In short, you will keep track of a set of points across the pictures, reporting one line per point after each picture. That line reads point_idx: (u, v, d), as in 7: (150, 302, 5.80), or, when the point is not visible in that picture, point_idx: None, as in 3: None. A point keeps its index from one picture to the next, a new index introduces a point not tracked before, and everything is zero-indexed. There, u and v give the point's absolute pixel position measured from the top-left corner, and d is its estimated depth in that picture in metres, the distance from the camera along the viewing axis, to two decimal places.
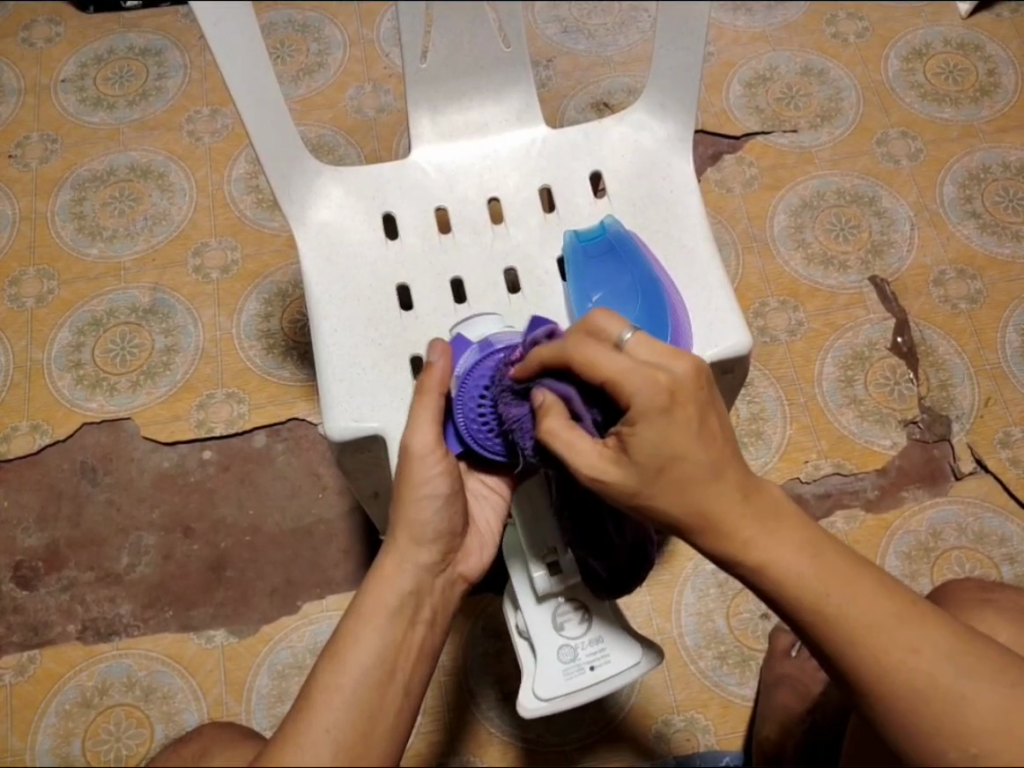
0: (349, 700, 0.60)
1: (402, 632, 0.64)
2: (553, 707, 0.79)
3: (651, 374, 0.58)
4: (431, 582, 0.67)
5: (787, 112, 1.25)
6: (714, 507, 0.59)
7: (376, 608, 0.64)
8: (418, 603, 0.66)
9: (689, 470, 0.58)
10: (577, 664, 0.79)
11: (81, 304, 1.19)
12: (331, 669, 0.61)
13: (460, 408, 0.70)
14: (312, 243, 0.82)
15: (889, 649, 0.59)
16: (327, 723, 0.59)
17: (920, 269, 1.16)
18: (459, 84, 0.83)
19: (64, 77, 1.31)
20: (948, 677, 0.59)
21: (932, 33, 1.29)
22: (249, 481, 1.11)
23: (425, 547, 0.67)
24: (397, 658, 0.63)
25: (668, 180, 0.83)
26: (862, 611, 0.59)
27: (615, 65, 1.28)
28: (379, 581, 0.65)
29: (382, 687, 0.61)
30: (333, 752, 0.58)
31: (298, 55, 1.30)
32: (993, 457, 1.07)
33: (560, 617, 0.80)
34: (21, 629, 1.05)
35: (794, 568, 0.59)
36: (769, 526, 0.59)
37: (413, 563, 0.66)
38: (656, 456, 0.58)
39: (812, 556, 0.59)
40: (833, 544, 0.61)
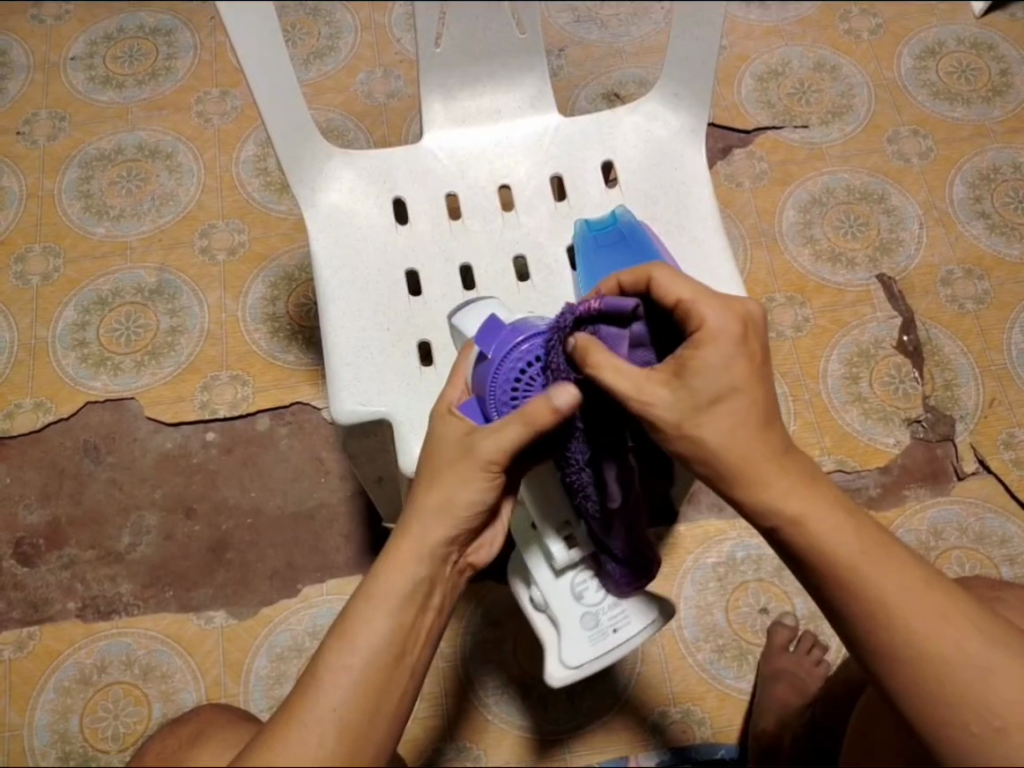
0: (348, 679, 0.59)
1: (413, 617, 0.62)
2: (582, 674, 0.78)
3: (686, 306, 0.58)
4: (445, 568, 0.65)
5: (798, 107, 1.24)
6: (751, 449, 0.57)
7: (388, 590, 0.62)
8: (430, 589, 0.63)
9: (726, 406, 0.57)
10: (601, 629, 0.78)
11: (87, 283, 1.18)
12: (337, 650, 0.60)
13: (492, 397, 0.66)
14: (321, 225, 0.82)
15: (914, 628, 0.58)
16: (333, 704, 0.58)
17: (927, 268, 1.16)
18: (473, 70, 0.83)
19: (73, 55, 1.30)
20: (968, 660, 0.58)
21: (947, 31, 1.29)
22: (252, 464, 1.11)
23: (443, 532, 0.64)
24: (405, 642, 0.61)
25: (681, 171, 0.83)
26: (892, 586, 0.57)
27: (627, 56, 1.27)
28: (393, 564, 0.63)
29: (387, 671, 0.60)
30: (334, 734, 0.57)
31: (310, 38, 1.30)
32: (996, 458, 1.08)
33: (579, 584, 0.79)
34: (21, 605, 1.05)
35: (831, 537, 0.58)
36: (803, 475, 0.58)
37: (430, 548, 0.63)
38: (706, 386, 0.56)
39: (850, 527, 0.58)
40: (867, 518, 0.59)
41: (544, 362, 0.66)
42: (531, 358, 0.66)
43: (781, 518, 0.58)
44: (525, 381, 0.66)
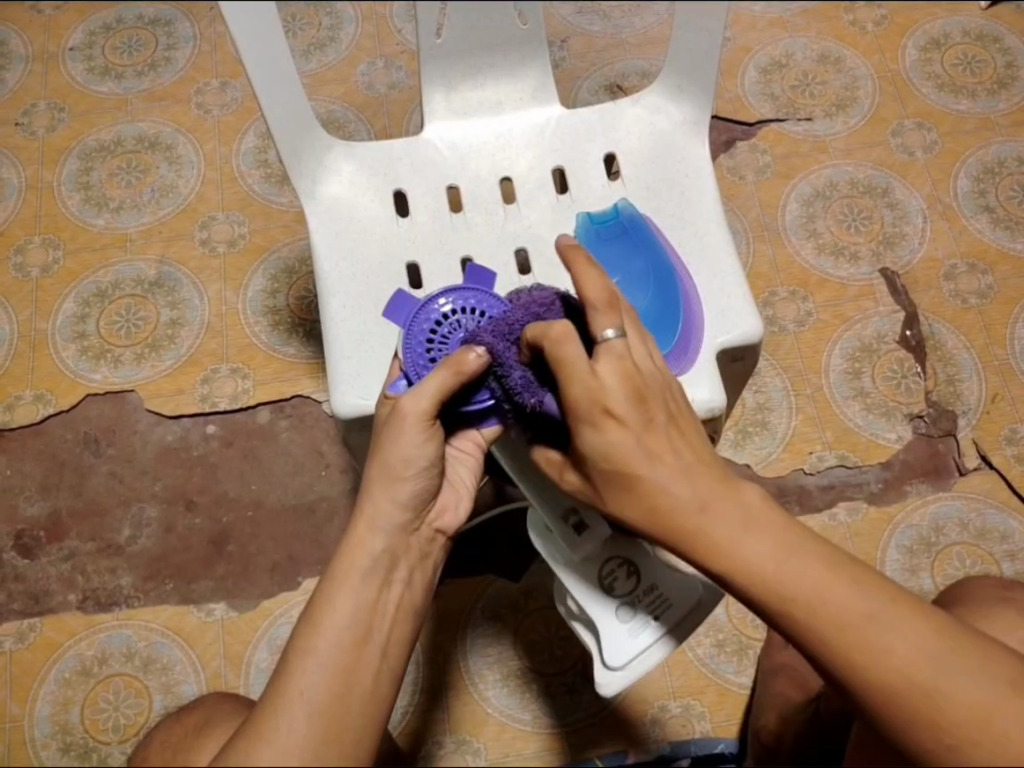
0: (327, 661, 0.58)
1: (376, 593, 0.62)
2: (631, 674, 0.74)
3: (589, 383, 0.59)
4: (406, 540, 0.66)
5: (802, 100, 1.24)
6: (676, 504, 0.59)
7: (348, 569, 0.63)
8: (392, 563, 0.64)
9: (637, 471, 0.59)
10: (639, 621, 0.74)
11: (87, 275, 1.18)
12: (305, 635, 0.60)
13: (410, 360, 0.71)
14: (322, 218, 0.81)
15: (859, 643, 0.55)
16: (302, 686, 0.57)
17: (931, 263, 1.15)
18: (474, 61, 0.82)
19: (72, 46, 1.30)
20: (924, 672, 0.54)
21: (952, 23, 1.28)
22: (252, 457, 1.10)
23: (402, 509, 0.65)
24: (372, 619, 0.61)
25: (683, 164, 0.83)
26: (830, 604, 0.55)
27: (630, 48, 1.26)
28: (351, 545, 0.64)
29: (359, 647, 0.60)
30: (309, 714, 0.56)
31: (310, 28, 1.29)
32: (998, 454, 1.07)
33: (608, 577, 0.75)
34: (22, 597, 1.05)
35: (757, 562, 0.57)
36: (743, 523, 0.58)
37: (386, 524, 0.65)
38: (599, 457, 0.60)
39: (802, 562, 0.57)
40: (799, 535, 0.58)
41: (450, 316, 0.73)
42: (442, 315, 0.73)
43: (719, 562, 0.58)
44: (437, 337, 0.72)
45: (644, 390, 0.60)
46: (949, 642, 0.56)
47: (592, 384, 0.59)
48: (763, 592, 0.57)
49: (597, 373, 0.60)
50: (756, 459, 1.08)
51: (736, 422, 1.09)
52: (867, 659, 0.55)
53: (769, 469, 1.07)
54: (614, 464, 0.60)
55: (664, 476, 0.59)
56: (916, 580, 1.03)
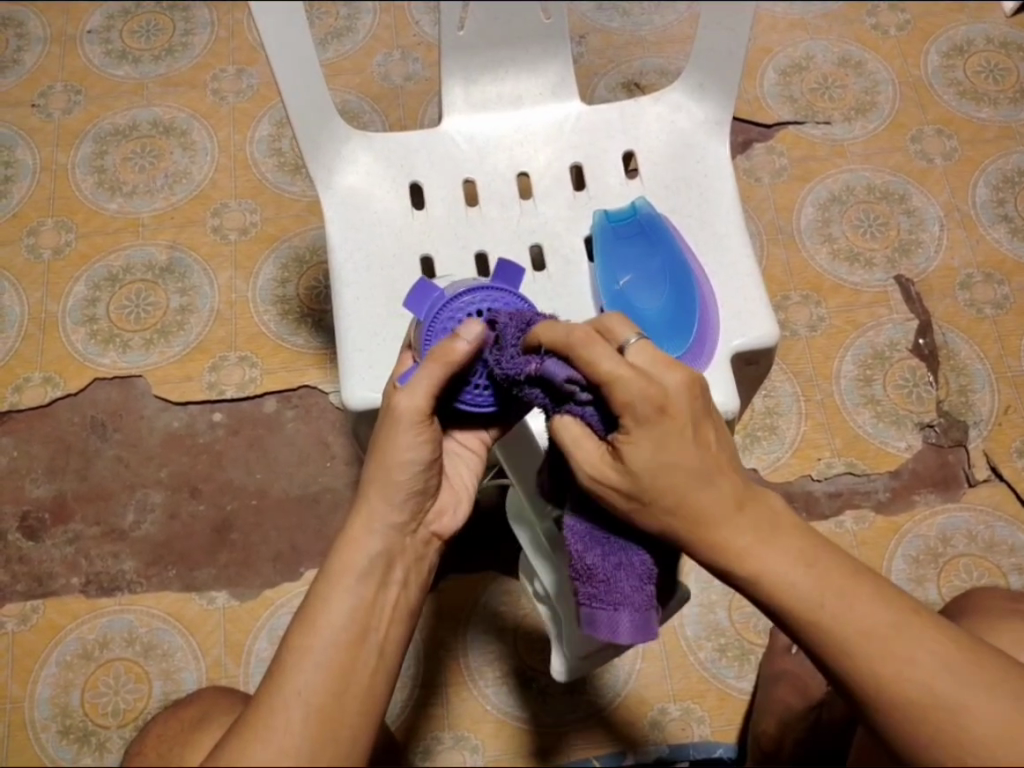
0: (323, 662, 0.58)
1: (373, 592, 0.62)
2: (589, 663, 0.81)
3: (644, 386, 0.57)
4: (403, 541, 0.65)
5: (821, 102, 1.23)
6: (710, 520, 0.58)
7: (345, 568, 0.62)
8: (389, 563, 0.64)
9: (681, 482, 0.58)
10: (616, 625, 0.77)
11: (98, 259, 1.18)
12: (301, 631, 0.60)
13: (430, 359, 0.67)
14: (337, 208, 0.81)
15: (882, 655, 0.55)
16: (297, 686, 0.57)
17: (947, 271, 1.14)
18: (495, 55, 0.81)
19: (90, 28, 1.29)
20: (946, 685, 0.55)
21: (975, 29, 1.26)
22: (258, 446, 1.10)
23: (398, 507, 0.64)
24: (368, 619, 0.61)
25: (703, 164, 0.82)
26: (855, 617, 0.56)
27: (649, 46, 1.26)
28: (346, 544, 0.63)
29: (353, 647, 0.60)
30: (304, 713, 0.56)
31: (328, 17, 1.28)
32: (1008, 466, 1.06)
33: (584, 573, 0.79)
34: (25, 579, 1.06)
35: (783, 573, 0.57)
36: (766, 536, 0.58)
37: (383, 523, 0.64)
38: (648, 468, 0.58)
39: (824, 577, 0.57)
40: (821, 546, 0.58)
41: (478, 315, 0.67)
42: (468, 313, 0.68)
43: (743, 575, 0.58)
44: None
45: (699, 393, 0.58)
46: (967, 654, 0.57)
47: (646, 384, 0.56)
48: (788, 604, 0.57)
49: (648, 375, 0.57)
50: (763, 463, 1.07)
51: (745, 426, 1.09)
52: (890, 673, 0.55)
53: (777, 473, 1.07)
54: (659, 481, 0.58)
55: (709, 484, 0.58)
56: (922, 590, 1.02)
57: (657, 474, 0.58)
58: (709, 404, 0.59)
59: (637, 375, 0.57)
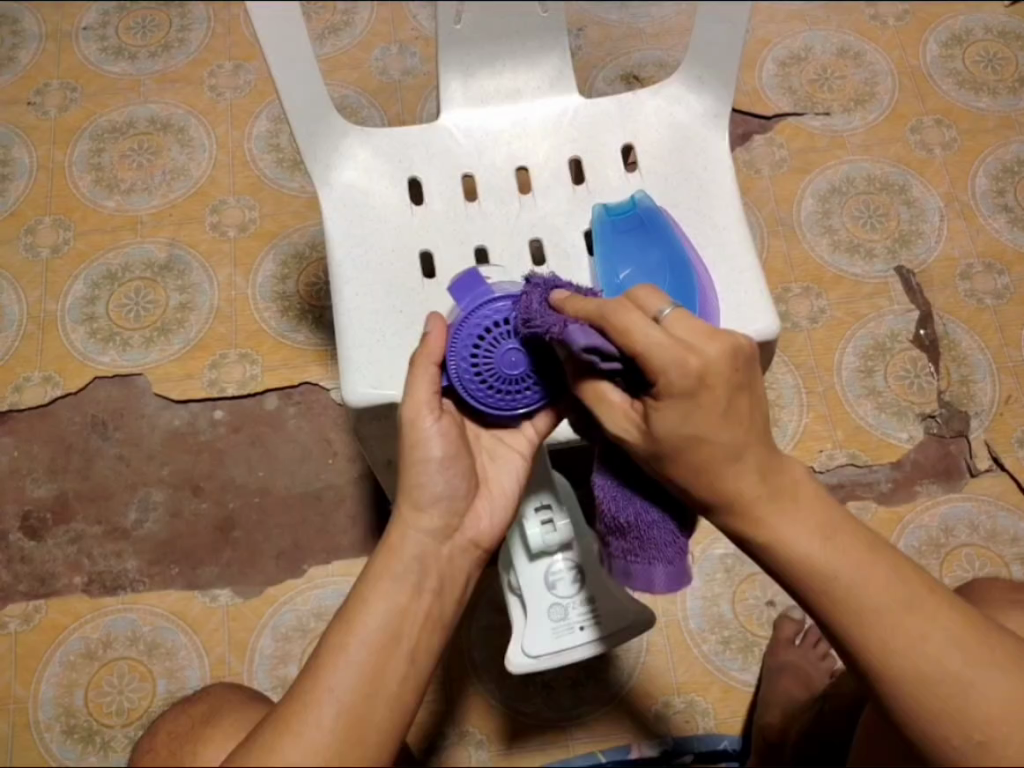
0: (356, 662, 0.59)
1: (409, 599, 0.63)
2: (539, 663, 0.86)
3: (681, 356, 0.53)
4: (441, 548, 0.67)
5: (820, 93, 1.22)
6: (729, 487, 0.56)
7: (383, 571, 0.64)
8: (424, 570, 0.65)
9: (710, 458, 0.55)
10: (567, 623, 0.85)
11: (97, 257, 1.18)
12: (338, 633, 0.61)
13: (453, 354, 0.69)
14: (335, 204, 0.81)
15: (896, 627, 0.55)
16: (329, 686, 0.58)
17: (947, 261, 1.14)
18: (493, 49, 0.81)
19: (86, 25, 1.29)
20: (956, 661, 0.56)
21: (974, 19, 1.26)
22: (259, 443, 1.10)
23: (429, 512, 0.67)
24: (402, 625, 0.62)
25: (703, 158, 0.82)
26: (871, 589, 0.56)
27: (648, 38, 1.25)
28: (386, 550, 0.65)
29: (387, 652, 0.60)
30: (335, 713, 0.58)
31: (325, 12, 1.28)
32: (1010, 455, 1.06)
33: (553, 577, 0.85)
34: (27, 579, 1.05)
35: (801, 544, 0.56)
36: (783, 505, 0.56)
37: (418, 528, 0.66)
38: (676, 437, 0.55)
39: (844, 547, 0.56)
40: (840, 517, 0.57)
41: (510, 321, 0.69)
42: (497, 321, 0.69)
43: (763, 542, 0.57)
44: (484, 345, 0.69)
45: (740, 365, 0.54)
46: (975, 630, 0.57)
47: (683, 355, 0.53)
48: (802, 573, 0.56)
49: (688, 345, 0.53)
50: None
51: None
52: (903, 645, 0.55)
53: None
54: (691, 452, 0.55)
55: (737, 460, 0.55)
56: None
57: (688, 447, 0.55)
58: (750, 375, 0.55)
59: (673, 344, 0.53)
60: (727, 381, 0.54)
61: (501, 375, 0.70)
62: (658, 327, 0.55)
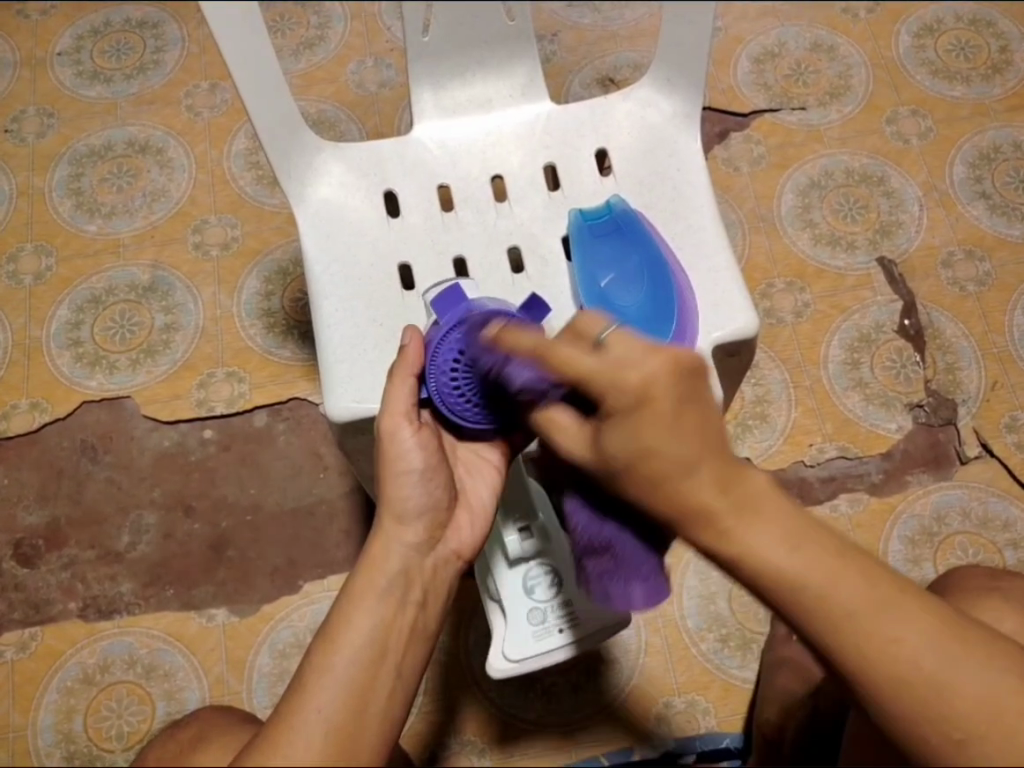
0: (343, 679, 0.59)
1: (393, 612, 0.63)
2: (522, 667, 0.85)
3: (618, 375, 0.55)
4: (422, 560, 0.68)
5: (796, 88, 1.23)
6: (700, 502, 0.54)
7: (366, 587, 0.64)
8: (408, 582, 0.65)
9: (664, 468, 0.54)
10: (546, 627, 0.84)
11: (80, 281, 1.17)
12: (323, 650, 0.61)
13: (434, 370, 0.70)
14: (312, 219, 0.81)
15: (868, 632, 0.54)
16: (318, 704, 0.58)
17: (928, 250, 1.15)
18: (462, 59, 0.81)
19: (60, 50, 1.29)
20: (934, 663, 0.54)
21: (944, 8, 1.27)
22: (249, 461, 1.10)
23: (410, 525, 0.68)
24: (388, 637, 0.62)
25: (675, 158, 0.82)
26: (843, 597, 0.53)
27: (621, 40, 1.26)
28: (369, 564, 0.65)
29: (374, 665, 0.60)
30: (324, 732, 0.57)
31: (299, 28, 1.28)
32: (999, 441, 1.07)
33: (531, 581, 0.84)
34: (22, 607, 1.05)
35: (769, 554, 0.53)
36: (750, 514, 0.54)
37: (400, 542, 0.67)
38: (625, 453, 0.56)
39: (820, 554, 0.54)
40: (810, 524, 0.55)
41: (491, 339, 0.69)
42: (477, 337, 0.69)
43: (734, 555, 0.54)
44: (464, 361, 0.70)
45: (684, 377, 0.54)
46: (953, 630, 0.55)
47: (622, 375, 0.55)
48: (774, 583, 0.54)
49: (626, 364, 0.55)
50: (756, 452, 1.07)
51: (736, 416, 1.09)
52: (878, 650, 0.54)
53: (769, 462, 1.07)
54: (643, 469, 0.55)
55: (695, 472, 0.54)
56: (920, 569, 1.02)
57: (639, 460, 0.55)
58: (700, 391, 0.54)
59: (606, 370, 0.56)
60: (672, 391, 0.54)
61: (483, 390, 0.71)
62: (595, 353, 0.57)
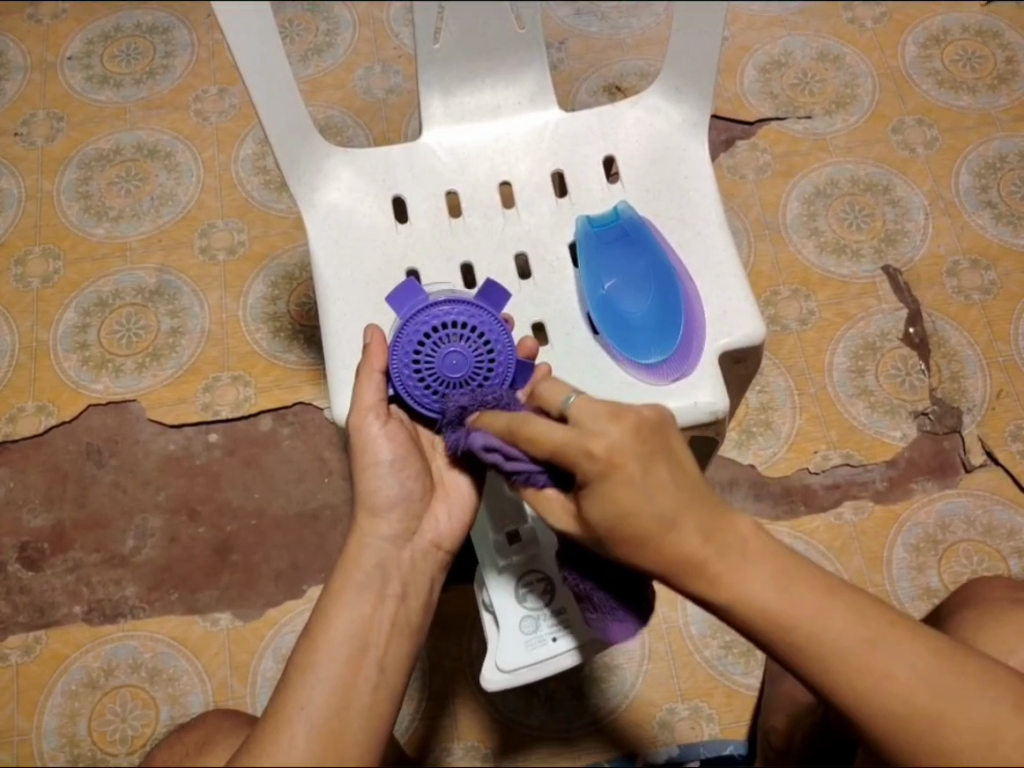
0: (326, 677, 0.60)
1: (374, 608, 0.64)
2: (516, 680, 0.83)
3: (583, 442, 0.55)
4: (401, 553, 0.68)
5: (802, 97, 1.23)
6: (701, 556, 0.54)
7: (346, 582, 0.65)
8: (386, 577, 0.66)
9: (644, 528, 0.54)
10: (539, 636, 0.82)
11: (87, 285, 1.18)
12: (308, 649, 0.62)
13: (396, 363, 0.70)
14: (320, 224, 0.81)
15: (861, 669, 0.53)
16: (303, 702, 0.59)
17: (934, 259, 1.15)
18: (472, 67, 0.82)
19: (70, 55, 1.29)
20: (927, 698, 0.53)
21: (951, 18, 1.27)
22: (254, 465, 1.10)
23: (383, 518, 0.68)
24: (370, 633, 0.63)
25: (684, 166, 0.82)
26: (832, 633, 0.54)
27: (629, 48, 1.26)
28: (347, 561, 0.66)
29: (358, 662, 0.61)
30: (311, 730, 0.57)
31: (307, 34, 1.28)
32: (1004, 450, 1.07)
33: (523, 589, 0.84)
34: (27, 609, 1.05)
35: (758, 594, 0.54)
36: (730, 549, 0.55)
37: (374, 536, 0.67)
38: (605, 520, 0.55)
39: (804, 588, 0.54)
40: (798, 565, 0.55)
41: (449, 325, 0.70)
42: (436, 324, 0.70)
43: (725, 601, 0.55)
44: (426, 349, 0.70)
45: (649, 436, 0.55)
46: (948, 662, 0.55)
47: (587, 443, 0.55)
48: (764, 623, 0.54)
49: (587, 431, 0.55)
50: (759, 459, 1.08)
51: (740, 422, 1.09)
52: (868, 686, 0.54)
53: (773, 468, 1.07)
54: (625, 528, 0.55)
55: (674, 528, 0.54)
56: (923, 577, 1.02)
57: (617, 524, 0.55)
58: (667, 438, 0.56)
59: (577, 435, 0.56)
60: (639, 456, 0.54)
61: (444, 379, 0.70)
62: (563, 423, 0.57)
